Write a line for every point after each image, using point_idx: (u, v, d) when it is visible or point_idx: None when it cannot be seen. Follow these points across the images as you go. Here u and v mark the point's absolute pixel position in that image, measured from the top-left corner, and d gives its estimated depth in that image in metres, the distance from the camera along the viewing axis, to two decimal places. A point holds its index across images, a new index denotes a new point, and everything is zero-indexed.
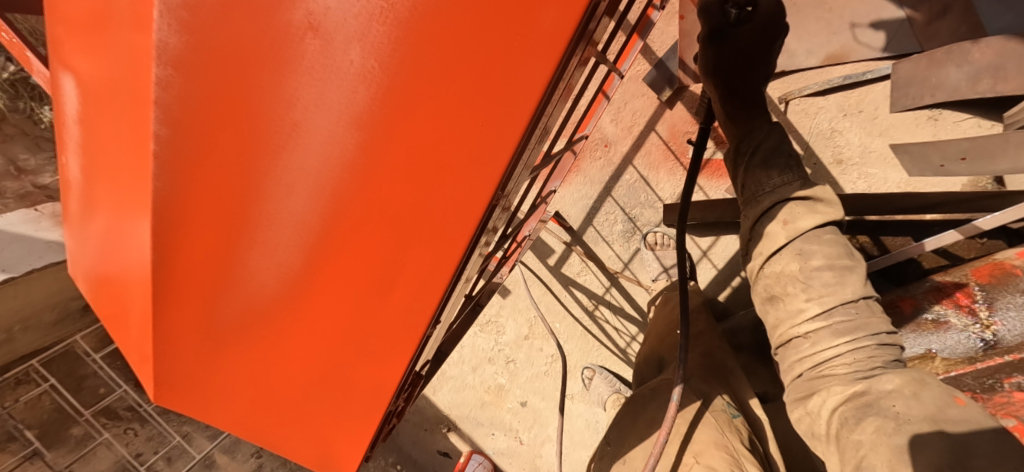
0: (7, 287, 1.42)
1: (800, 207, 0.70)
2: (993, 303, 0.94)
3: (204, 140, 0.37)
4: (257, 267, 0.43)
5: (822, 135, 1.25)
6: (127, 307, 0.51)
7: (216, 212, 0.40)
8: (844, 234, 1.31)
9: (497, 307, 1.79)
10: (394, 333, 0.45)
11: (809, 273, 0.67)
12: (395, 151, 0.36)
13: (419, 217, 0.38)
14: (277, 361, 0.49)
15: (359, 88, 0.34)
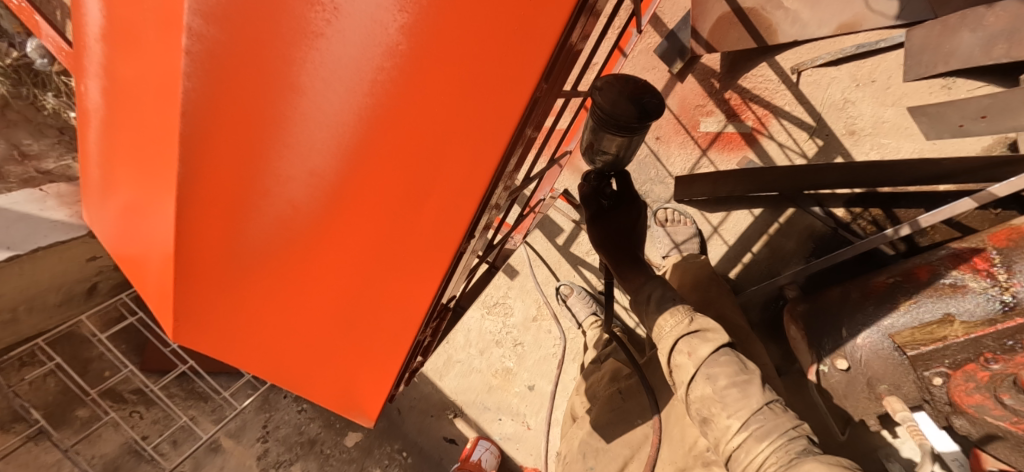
0: (12, 266, 1.40)
1: (695, 339, 0.98)
2: (1012, 265, 0.91)
3: (229, 104, 0.48)
4: (267, 213, 0.54)
5: (834, 107, 1.23)
6: (151, 246, 0.61)
7: (233, 162, 0.51)
8: (855, 207, 1.31)
9: (505, 289, 1.80)
10: (376, 273, 0.55)
11: (721, 392, 0.91)
12: (382, 116, 0.46)
13: (398, 171, 0.48)
14: (278, 296, 0.59)
15: (350, 65, 0.44)
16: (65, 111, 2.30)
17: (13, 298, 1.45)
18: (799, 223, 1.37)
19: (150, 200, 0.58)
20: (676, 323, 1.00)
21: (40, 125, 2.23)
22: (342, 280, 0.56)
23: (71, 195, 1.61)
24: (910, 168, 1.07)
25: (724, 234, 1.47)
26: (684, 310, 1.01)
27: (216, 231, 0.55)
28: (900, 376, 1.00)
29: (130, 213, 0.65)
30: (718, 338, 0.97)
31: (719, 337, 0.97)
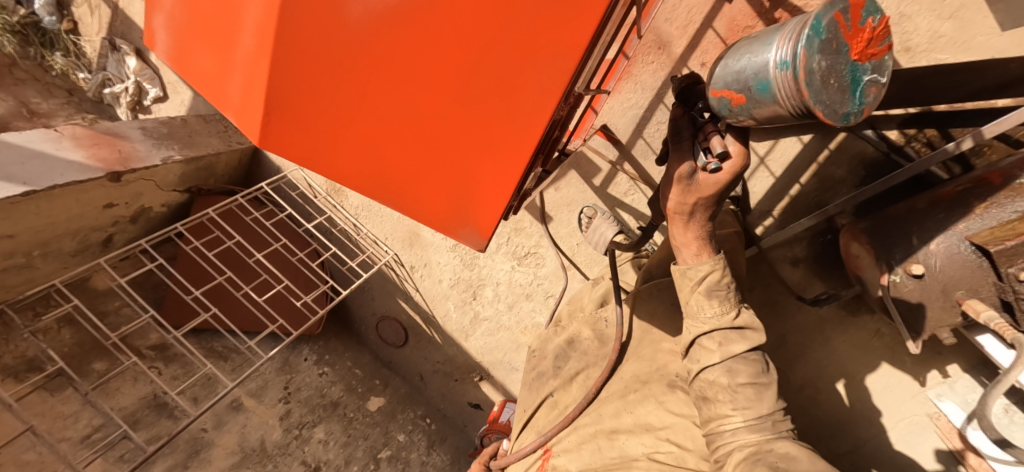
0: (28, 203, 1.32)
1: (733, 333, 0.95)
2: None
3: None
4: None
5: (889, 22, 1.19)
6: (233, 58, 0.59)
7: None
8: (907, 130, 1.27)
9: (537, 238, 1.73)
10: (477, 63, 0.53)
11: (736, 386, 0.90)
12: None
13: None
14: (373, 99, 0.58)
15: None
16: (74, 72, 2.24)
17: (28, 240, 1.38)
18: (850, 149, 1.33)
19: None
20: (721, 312, 0.96)
21: (49, 85, 2.17)
22: (435, 75, 0.55)
23: (88, 138, 1.54)
24: None
25: (771, 164, 1.48)
26: (730, 301, 0.97)
27: None
28: (976, 280, 0.95)
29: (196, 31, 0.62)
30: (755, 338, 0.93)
31: (758, 339, 0.93)
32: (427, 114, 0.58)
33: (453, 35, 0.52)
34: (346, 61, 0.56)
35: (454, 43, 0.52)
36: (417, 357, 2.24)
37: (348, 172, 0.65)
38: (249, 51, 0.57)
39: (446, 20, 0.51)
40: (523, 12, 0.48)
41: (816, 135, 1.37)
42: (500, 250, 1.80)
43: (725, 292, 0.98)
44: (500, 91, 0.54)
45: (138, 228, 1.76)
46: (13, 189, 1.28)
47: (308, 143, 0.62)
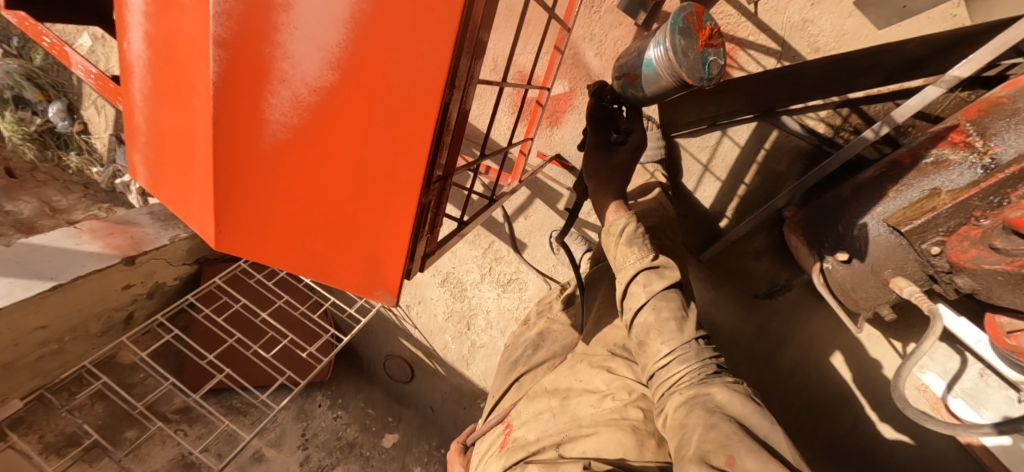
0: (55, 296, 1.49)
1: (653, 274, 1.03)
2: (986, 132, 0.98)
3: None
4: (283, 102, 0.57)
5: (795, 28, 1.30)
6: (190, 175, 0.65)
7: (252, 53, 0.55)
8: (832, 121, 1.37)
9: (516, 265, 1.84)
10: (389, 142, 0.57)
11: (661, 322, 0.98)
12: None
13: (392, 23, 0.51)
14: (301, 187, 0.61)
15: None
16: (88, 168, 2.49)
17: (59, 327, 1.56)
18: (785, 146, 1.42)
19: (185, 120, 0.63)
20: (641, 257, 1.05)
21: (67, 182, 2.40)
22: (351, 159, 0.59)
23: (103, 229, 1.72)
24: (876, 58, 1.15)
25: (715, 170, 1.56)
26: (647, 248, 1.06)
27: (238, 108, 0.58)
28: (901, 259, 1.03)
29: (165, 159, 0.69)
30: (674, 279, 1.01)
31: (676, 277, 1.02)
32: (351, 187, 0.60)
33: (350, 109, 0.56)
34: (276, 157, 0.60)
35: (366, 127, 0.57)
36: (425, 389, 2.33)
37: (274, 256, 0.64)
38: (199, 165, 0.63)
39: (355, 107, 0.56)
40: (420, 87, 0.53)
41: (751, 137, 1.46)
42: (484, 280, 1.92)
43: (641, 240, 1.07)
44: (410, 152, 0.56)
45: (155, 302, 1.93)
46: (42, 284, 1.46)
47: (247, 237, 0.64)
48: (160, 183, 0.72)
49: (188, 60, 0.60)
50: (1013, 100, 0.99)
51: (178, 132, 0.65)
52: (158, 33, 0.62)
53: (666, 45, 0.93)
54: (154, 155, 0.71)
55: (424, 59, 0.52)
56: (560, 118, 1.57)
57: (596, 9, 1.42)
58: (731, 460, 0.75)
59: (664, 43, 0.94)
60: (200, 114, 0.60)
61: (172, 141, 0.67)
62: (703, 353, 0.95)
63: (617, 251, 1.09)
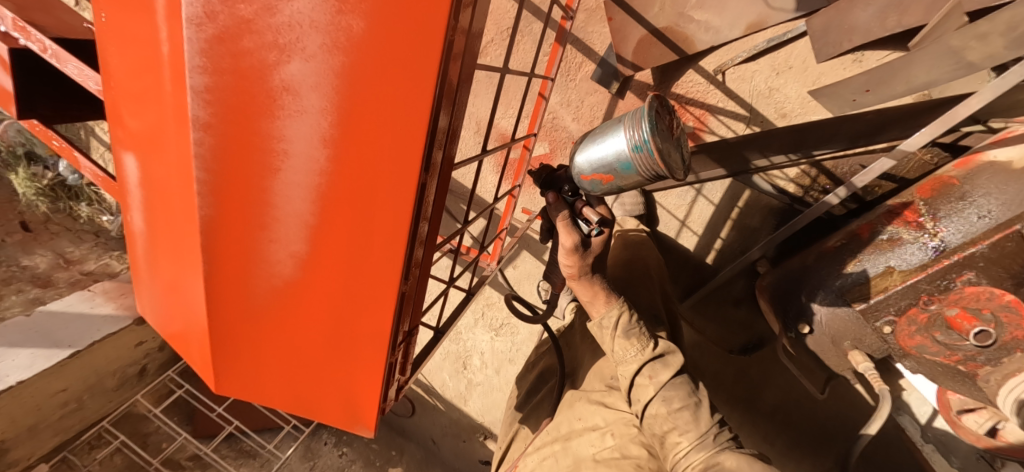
0: (75, 361, 1.58)
1: (658, 364, 1.06)
2: (936, 213, 1.03)
3: (222, 206, 0.54)
4: (264, 288, 0.60)
5: (762, 95, 1.36)
6: (188, 327, 0.70)
7: (232, 250, 0.57)
8: (802, 181, 1.42)
9: (508, 310, 1.91)
10: (365, 321, 0.60)
11: (674, 413, 1.00)
12: (343, 191, 0.51)
13: (362, 233, 0.54)
14: (288, 351, 0.65)
15: (316, 162, 0.50)
16: (98, 216, 2.59)
17: (78, 388, 1.65)
18: (758, 204, 1.48)
19: (179, 284, 0.67)
20: (641, 349, 1.07)
21: (79, 232, 2.51)
22: (331, 332, 0.62)
23: (115, 290, 1.82)
24: (837, 126, 1.19)
25: (692, 225, 1.61)
26: (644, 337, 1.08)
27: (223, 290, 0.61)
28: (858, 331, 1.09)
29: (163, 305, 0.73)
30: (677, 365, 1.06)
31: (679, 363, 1.06)
32: (333, 353, 0.64)
33: (328, 295, 0.59)
34: (262, 328, 0.64)
35: (343, 309, 0.60)
36: (426, 422, 2.42)
37: (271, 397, 0.71)
38: (195, 325, 0.68)
39: (333, 294, 0.59)
40: (391, 284, 0.56)
41: (726, 195, 1.53)
42: (478, 324, 2.00)
43: (638, 329, 1.09)
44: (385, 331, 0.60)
45: (166, 353, 2.00)
46: (62, 352, 1.54)
47: (244, 384, 0.70)
48: (158, 320, 0.76)
49: (178, 239, 0.62)
50: (962, 182, 1.02)
51: (172, 288, 0.69)
52: (151, 207, 0.64)
53: (651, 144, 0.83)
54: (152, 296, 0.75)
55: (394, 263, 0.55)
56: None
57: (572, 78, 1.48)
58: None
59: (645, 142, 0.84)
60: (192, 287, 0.64)
61: (169, 293, 0.71)
62: (709, 423, 0.99)
63: (616, 343, 1.10)
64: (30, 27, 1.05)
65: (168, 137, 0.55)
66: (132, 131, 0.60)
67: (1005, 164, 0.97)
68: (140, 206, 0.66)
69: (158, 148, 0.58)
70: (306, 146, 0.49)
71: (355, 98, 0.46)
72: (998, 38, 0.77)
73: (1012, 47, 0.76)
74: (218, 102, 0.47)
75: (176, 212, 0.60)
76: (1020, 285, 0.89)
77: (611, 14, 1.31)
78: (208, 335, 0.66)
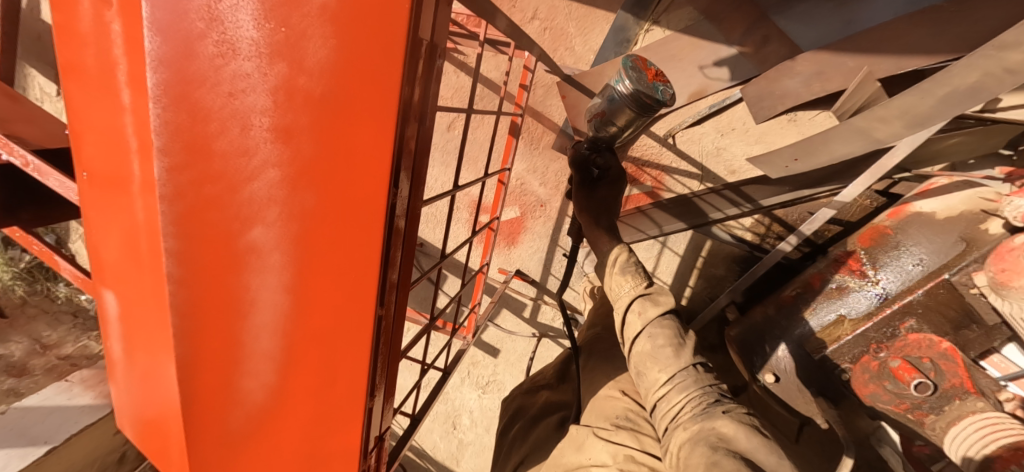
0: (51, 457, 1.55)
1: (647, 302, 0.96)
2: (876, 261, 1.11)
3: (197, 346, 0.58)
4: (238, 414, 0.62)
5: (711, 154, 1.47)
6: (169, 450, 0.72)
7: (206, 381, 0.61)
8: (758, 228, 1.49)
9: (493, 367, 1.94)
10: (336, 437, 0.63)
11: (657, 350, 0.90)
12: (309, 324, 0.56)
13: (329, 359, 0.58)
14: (266, 469, 0.67)
15: (284, 303, 0.55)
16: (77, 296, 2.55)
17: None
18: (720, 252, 1.56)
19: (158, 408, 0.69)
20: (635, 285, 0.99)
21: (57, 313, 2.46)
22: (306, 449, 0.65)
23: (95, 377, 1.79)
24: (782, 183, 1.29)
25: (661, 275, 1.68)
26: (641, 274, 1.01)
27: (200, 420, 0.63)
28: (822, 379, 1.15)
29: (143, 427, 0.74)
30: (667, 305, 0.95)
31: (670, 303, 0.95)
32: (309, 467, 0.66)
33: (299, 416, 0.62)
34: (238, 451, 0.66)
35: (314, 427, 0.63)
36: None
37: None
38: (175, 450, 0.69)
39: (304, 414, 0.62)
40: (359, 402, 0.60)
41: (690, 245, 1.60)
42: (464, 383, 2.00)
43: (635, 268, 1.02)
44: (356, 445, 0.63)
45: None
46: (37, 450, 1.51)
47: None
48: (140, 441, 0.77)
49: (157, 369, 0.65)
50: (896, 232, 1.11)
51: (152, 413, 0.71)
52: (130, 342, 0.67)
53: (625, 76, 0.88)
54: (130, 419, 0.76)
55: (361, 383, 0.59)
56: (516, 237, 1.69)
57: (535, 147, 1.57)
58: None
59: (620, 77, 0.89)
60: (171, 415, 0.66)
61: (149, 417, 0.72)
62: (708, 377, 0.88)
63: (611, 280, 1.02)
64: (12, 143, 1.09)
65: (146, 282, 0.59)
66: (111, 271, 0.64)
67: (930, 215, 1.07)
68: (118, 336, 0.68)
69: (136, 294, 0.62)
70: (273, 291, 0.54)
71: (312, 250, 0.51)
72: (894, 120, 0.84)
73: (908, 127, 0.83)
74: (190, 261, 0.53)
75: (156, 346, 0.63)
76: (957, 330, 1.01)
77: (563, 92, 1.41)
78: (187, 460, 0.67)
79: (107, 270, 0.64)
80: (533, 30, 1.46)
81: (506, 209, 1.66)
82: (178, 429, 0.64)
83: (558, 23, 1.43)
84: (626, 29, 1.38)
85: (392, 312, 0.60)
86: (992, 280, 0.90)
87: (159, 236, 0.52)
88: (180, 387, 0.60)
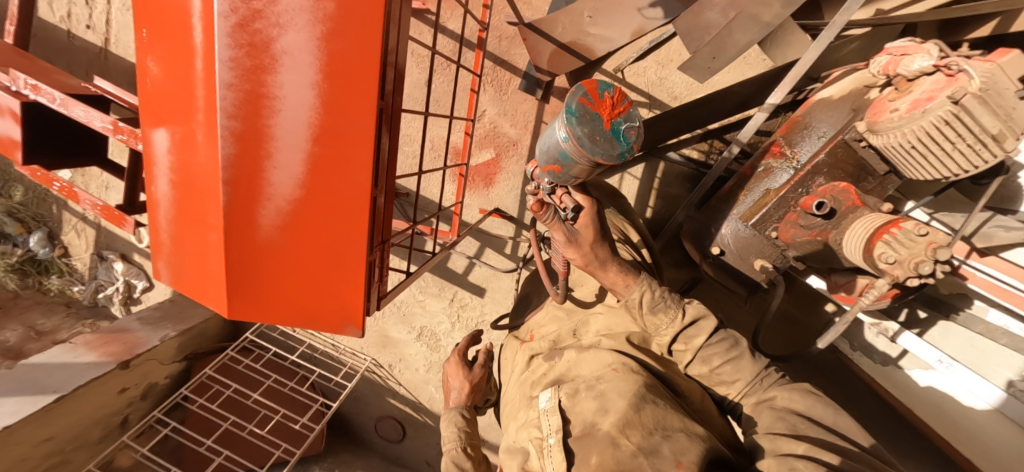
0: (60, 407, 1.60)
1: (690, 331, 1.06)
2: (792, 143, 1.33)
3: (240, 141, 0.75)
4: (269, 207, 0.78)
5: (654, 85, 1.71)
6: (205, 266, 0.86)
7: (246, 177, 0.77)
8: (703, 146, 1.72)
9: (482, 308, 2.07)
10: (345, 225, 0.79)
11: (717, 370, 1.04)
12: (327, 116, 0.74)
13: (341, 149, 0.75)
14: (287, 266, 0.82)
15: (307, 98, 0.73)
16: (69, 287, 2.58)
17: (62, 439, 1.65)
18: (672, 172, 1.78)
19: (200, 224, 0.84)
20: (671, 320, 1.06)
21: (50, 304, 2.50)
22: (320, 241, 0.80)
23: (97, 339, 1.83)
24: (713, 98, 1.54)
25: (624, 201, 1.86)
26: (674, 307, 1.07)
27: (239, 218, 0.79)
28: (760, 246, 1.34)
29: (182, 255, 0.89)
30: (710, 327, 1.05)
31: (712, 325, 1.05)
32: (323, 260, 0.81)
33: (317, 207, 0.78)
34: (266, 247, 0.81)
35: (329, 217, 0.79)
36: (418, 446, 2.39)
37: (274, 314, 0.85)
38: (212, 259, 0.84)
39: (321, 205, 0.78)
40: (364, 186, 0.77)
41: (646, 168, 1.82)
42: (455, 327, 2.12)
43: (665, 301, 1.08)
44: (363, 230, 0.79)
45: (149, 402, 1.99)
46: (46, 397, 1.56)
47: (252, 305, 0.85)
48: (177, 274, 0.91)
49: (201, 183, 0.81)
50: (805, 117, 1.34)
51: (192, 234, 0.86)
52: (177, 169, 0.83)
53: (575, 132, 0.90)
54: (170, 253, 0.91)
55: (365, 169, 0.76)
56: (493, 177, 1.88)
57: (505, 92, 1.78)
58: (799, 435, 0.86)
59: (571, 132, 0.91)
60: (212, 222, 0.81)
61: (188, 242, 0.87)
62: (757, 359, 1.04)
63: (646, 322, 1.08)
64: (42, 83, 1.24)
65: (197, 98, 0.76)
66: (168, 106, 0.81)
67: (828, 98, 1.31)
68: (167, 167, 0.85)
69: (185, 118, 0.79)
70: (299, 87, 0.72)
71: (330, 47, 0.70)
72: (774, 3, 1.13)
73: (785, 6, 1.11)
74: (239, 65, 0.71)
75: (203, 159, 0.79)
76: (857, 183, 1.22)
77: (525, 35, 1.61)
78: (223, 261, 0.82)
79: (165, 106, 0.81)
80: None
81: (482, 152, 1.85)
82: (220, 228, 0.80)
83: None
84: None
85: (389, 116, 0.78)
86: (867, 125, 1.12)
87: (217, 45, 0.70)
88: (224, 182, 0.77)
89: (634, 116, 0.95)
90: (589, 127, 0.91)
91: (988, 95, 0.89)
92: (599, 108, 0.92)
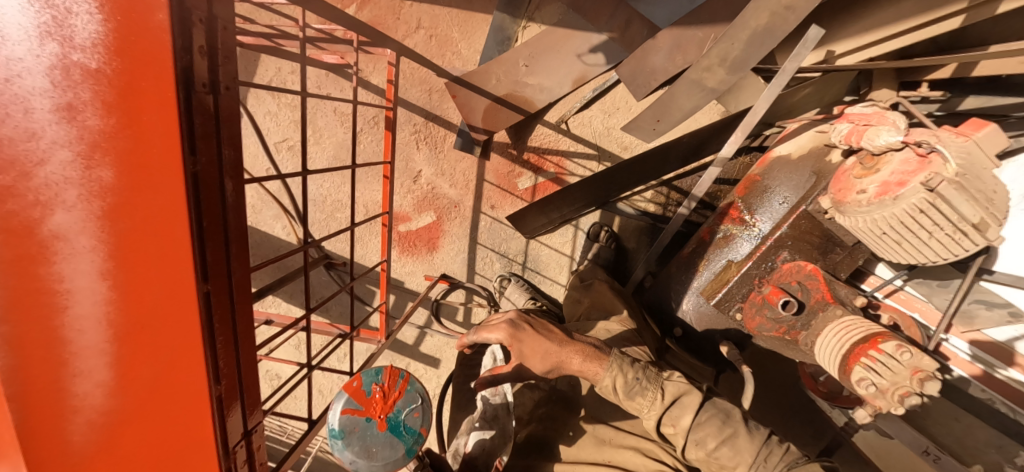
0: None
1: (674, 408, 0.93)
2: (752, 207, 1.21)
3: (16, 350, 0.55)
4: (74, 425, 0.59)
5: (603, 134, 1.57)
6: None
7: (31, 394, 0.56)
8: (660, 198, 1.58)
9: (437, 379, 1.91)
10: (183, 436, 0.60)
11: (712, 454, 0.88)
12: (132, 309, 0.55)
13: (158, 346, 0.57)
14: None
15: (100, 291, 0.54)
16: None
17: None
18: (628, 226, 1.65)
19: None
20: (653, 400, 0.94)
21: None
22: (154, 457, 0.61)
23: None
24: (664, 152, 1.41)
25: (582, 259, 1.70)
26: (653, 385, 0.95)
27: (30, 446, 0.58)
28: (723, 323, 1.22)
29: None
30: (694, 402, 0.93)
31: (695, 400, 0.93)
32: None
33: (142, 418, 0.59)
34: None
35: (163, 427, 0.60)
36: None
37: None
38: None
39: (148, 414, 0.59)
40: (200, 389, 0.58)
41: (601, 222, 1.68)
42: None
43: (639, 383, 0.95)
44: (208, 440, 0.61)
45: None
46: None
47: None
48: None
49: None
50: (763, 177, 1.21)
51: None
52: None
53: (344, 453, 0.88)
54: None
55: (198, 368, 0.58)
56: (436, 242, 1.72)
57: (440, 150, 1.62)
58: None
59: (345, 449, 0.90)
60: None
61: None
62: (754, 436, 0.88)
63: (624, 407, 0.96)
64: None
65: None
66: None
67: (787, 157, 1.18)
68: None
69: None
70: (87, 278, 0.53)
71: (120, 227, 0.52)
72: (719, 68, 0.96)
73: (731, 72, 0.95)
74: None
75: None
76: (825, 255, 1.10)
77: (454, 92, 1.47)
78: None
79: None
80: (420, 39, 1.55)
81: (422, 215, 1.69)
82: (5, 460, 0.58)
83: (442, 30, 1.53)
84: (504, 28, 1.49)
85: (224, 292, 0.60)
86: (833, 201, 0.97)
87: None
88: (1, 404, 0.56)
89: (412, 396, 0.95)
90: (359, 443, 0.89)
91: (966, 180, 0.76)
92: (366, 411, 0.91)
